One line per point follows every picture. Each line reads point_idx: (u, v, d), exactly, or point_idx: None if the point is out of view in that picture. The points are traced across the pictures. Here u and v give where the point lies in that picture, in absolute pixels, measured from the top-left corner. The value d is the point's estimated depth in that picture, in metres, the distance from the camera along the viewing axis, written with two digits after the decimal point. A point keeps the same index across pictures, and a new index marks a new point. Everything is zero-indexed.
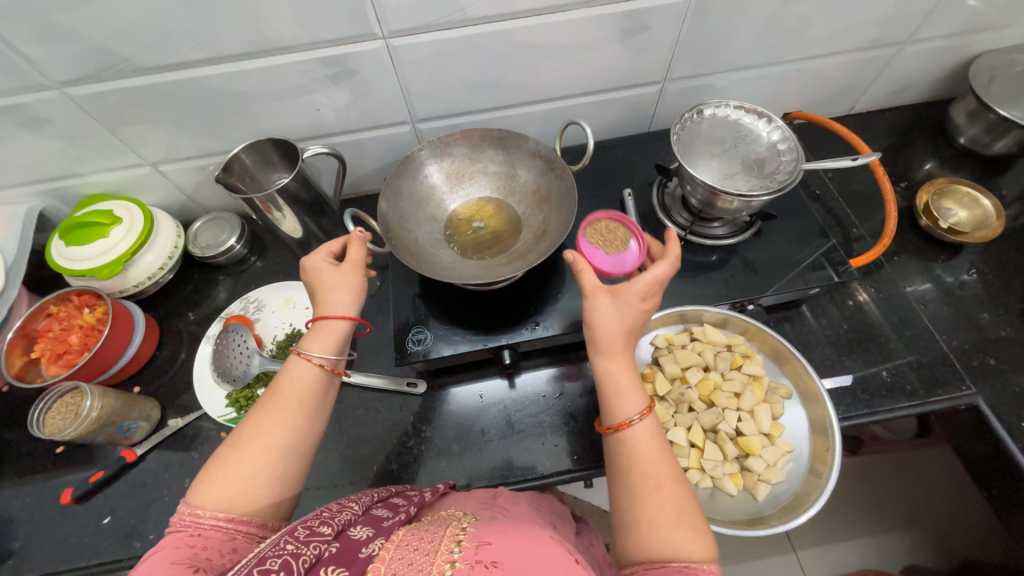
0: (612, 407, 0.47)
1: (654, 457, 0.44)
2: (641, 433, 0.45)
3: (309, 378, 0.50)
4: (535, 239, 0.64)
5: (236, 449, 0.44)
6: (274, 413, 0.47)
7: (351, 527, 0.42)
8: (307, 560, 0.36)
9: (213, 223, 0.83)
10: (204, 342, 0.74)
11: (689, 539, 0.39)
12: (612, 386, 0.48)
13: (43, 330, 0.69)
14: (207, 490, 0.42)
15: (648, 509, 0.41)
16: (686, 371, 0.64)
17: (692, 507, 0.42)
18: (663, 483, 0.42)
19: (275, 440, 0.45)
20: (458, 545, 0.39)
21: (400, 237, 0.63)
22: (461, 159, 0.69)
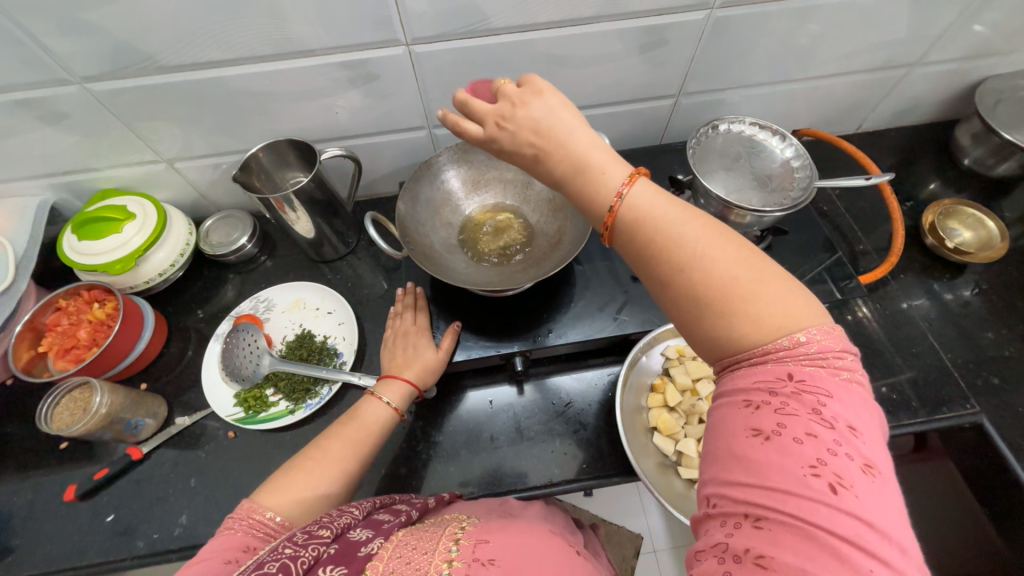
0: (597, 222, 0.40)
1: (672, 235, 0.36)
2: (636, 225, 0.37)
3: (383, 421, 0.57)
4: (550, 248, 0.64)
5: (313, 465, 0.51)
6: (348, 442, 0.54)
7: (351, 530, 0.42)
8: (306, 561, 0.36)
9: (224, 221, 0.83)
10: (213, 341, 0.74)
11: (746, 315, 0.33)
12: (585, 183, 0.39)
13: (51, 324, 0.69)
14: (278, 495, 0.47)
15: (685, 301, 0.35)
16: (697, 382, 0.63)
17: (735, 276, 0.34)
18: (685, 272, 0.35)
19: (346, 464, 0.52)
20: (456, 544, 0.41)
21: (417, 241, 0.63)
22: (479, 166, 0.69)
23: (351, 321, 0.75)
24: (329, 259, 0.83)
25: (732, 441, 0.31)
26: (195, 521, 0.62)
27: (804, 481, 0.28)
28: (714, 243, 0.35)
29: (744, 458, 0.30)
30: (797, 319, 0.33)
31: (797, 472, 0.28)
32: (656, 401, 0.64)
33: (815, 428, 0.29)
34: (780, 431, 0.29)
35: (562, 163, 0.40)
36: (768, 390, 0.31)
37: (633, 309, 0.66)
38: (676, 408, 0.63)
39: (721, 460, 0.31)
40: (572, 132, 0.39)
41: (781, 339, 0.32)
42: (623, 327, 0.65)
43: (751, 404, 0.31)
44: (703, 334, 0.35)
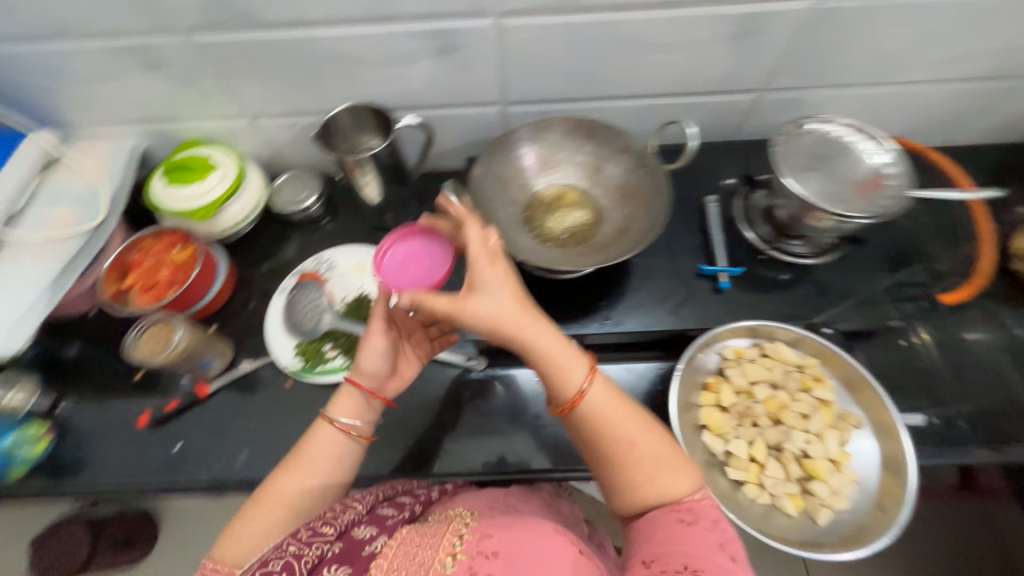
0: (560, 383, 0.49)
1: (617, 422, 0.48)
2: (595, 396, 0.49)
3: (337, 450, 0.55)
4: (616, 235, 0.64)
5: (260, 506, 0.51)
6: (296, 474, 0.53)
7: (355, 527, 0.50)
8: (308, 561, 0.45)
9: (294, 180, 0.86)
10: (278, 293, 0.77)
11: (669, 482, 0.46)
12: (551, 362, 0.49)
13: (135, 262, 0.73)
14: (227, 546, 0.49)
15: (621, 466, 0.47)
16: (754, 385, 0.61)
17: (663, 447, 0.48)
18: (631, 443, 0.48)
19: (293, 502, 0.52)
20: (460, 537, 0.46)
21: (486, 215, 0.63)
22: (551, 145, 0.68)
23: None
24: (389, 227, 0.85)
25: (662, 527, 0.44)
26: (253, 459, 0.66)
27: (717, 555, 0.41)
28: (643, 429, 0.49)
29: (674, 537, 0.43)
30: (696, 484, 0.47)
31: (714, 546, 0.42)
32: (707, 399, 0.61)
33: (714, 523, 0.44)
34: (693, 523, 0.44)
35: (547, 330, 0.50)
36: (683, 510, 0.45)
37: (694, 305, 0.65)
38: (728, 408, 0.61)
39: (657, 537, 0.44)
40: (531, 316, 0.50)
41: (696, 496, 0.46)
42: (681, 322, 0.64)
43: (676, 514, 0.44)
44: (643, 493, 0.47)
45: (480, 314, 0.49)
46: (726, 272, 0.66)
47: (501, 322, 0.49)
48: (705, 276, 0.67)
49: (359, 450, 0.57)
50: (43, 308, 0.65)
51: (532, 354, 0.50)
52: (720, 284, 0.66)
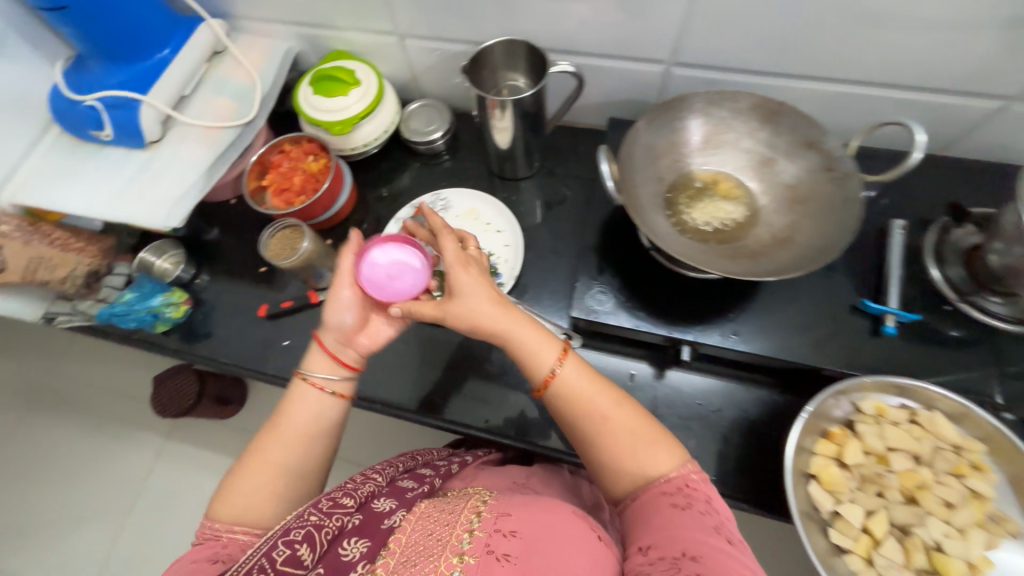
0: (532, 367, 0.52)
1: (586, 399, 0.51)
2: (567, 374, 0.51)
3: (316, 407, 0.54)
4: (772, 243, 0.55)
5: (247, 474, 0.50)
6: (279, 441, 0.52)
7: (374, 500, 0.54)
8: (329, 533, 0.47)
9: (425, 110, 0.84)
10: (393, 223, 0.78)
11: (651, 459, 0.48)
12: (524, 348, 0.52)
13: (275, 163, 0.77)
14: (225, 510, 0.49)
15: (602, 448, 0.49)
16: (891, 452, 0.53)
17: (643, 418, 0.50)
18: (608, 417, 0.50)
19: (284, 464, 0.51)
20: (478, 515, 0.47)
21: (628, 189, 0.56)
22: (719, 123, 0.59)
23: (518, 247, 0.74)
24: (507, 176, 0.81)
25: (657, 513, 0.46)
26: None
27: (711, 536, 0.43)
28: (613, 405, 0.51)
29: (669, 522, 0.45)
30: (681, 455, 0.49)
31: (707, 529, 0.44)
32: (827, 449, 0.54)
33: (707, 508, 0.46)
34: (687, 506, 0.45)
35: (514, 318, 0.52)
36: (674, 487, 0.47)
37: (841, 344, 0.56)
38: (850, 467, 0.53)
39: (654, 522, 0.45)
40: (503, 309, 0.52)
41: (684, 471, 0.48)
42: (819, 359, 0.56)
43: (661, 497, 0.46)
44: (622, 468, 0.49)
45: (463, 313, 0.52)
46: (897, 316, 0.55)
47: (478, 317, 0.52)
48: (866, 314, 0.56)
49: (341, 408, 0.55)
50: (196, 193, 0.69)
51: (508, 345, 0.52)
52: (886, 329, 0.55)
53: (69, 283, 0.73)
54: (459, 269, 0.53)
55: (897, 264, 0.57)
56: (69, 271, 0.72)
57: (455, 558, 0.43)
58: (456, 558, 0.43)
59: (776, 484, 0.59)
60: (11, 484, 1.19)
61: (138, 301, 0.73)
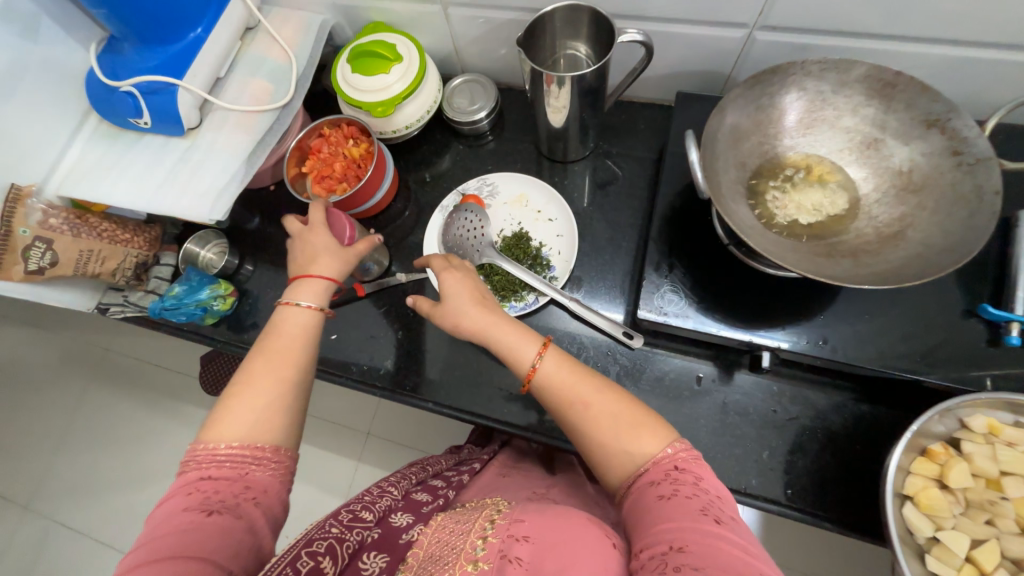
0: (512, 363, 0.50)
1: (567, 390, 0.47)
2: (546, 366, 0.48)
3: (307, 327, 0.49)
4: (878, 240, 0.48)
5: (245, 389, 0.44)
6: (274, 354, 0.46)
7: (392, 515, 0.50)
8: (350, 546, 0.44)
9: (469, 86, 0.78)
10: (438, 211, 0.74)
11: (637, 440, 0.42)
12: (502, 347, 0.51)
13: (314, 148, 0.73)
14: (214, 428, 0.41)
15: (586, 437, 0.45)
16: (1005, 476, 0.48)
17: (628, 401, 0.45)
18: (590, 404, 0.45)
19: (285, 374, 0.45)
20: (492, 523, 0.44)
21: (711, 177, 0.49)
22: (814, 100, 0.51)
23: (571, 237, 0.69)
24: (557, 158, 0.75)
25: (645, 507, 0.39)
26: (396, 368, 0.69)
27: (699, 521, 0.36)
28: (595, 391, 0.46)
29: (656, 517, 0.38)
30: (671, 433, 0.43)
31: (696, 514, 0.37)
32: (927, 469, 0.49)
33: (698, 491, 0.39)
34: (675, 493, 0.38)
35: (493, 318, 0.52)
36: (663, 473, 0.40)
37: (946, 355, 0.50)
38: (954, 489, 0.48)
39: (642, 521, 0.38)
40: (485, 309, 0.52)
41: (673, 450, 0.42)
42: (922, 370, 0.50)
43: (649, 488, 0.40)
44: (608, 455, 0.43)
45: (451, 313, 0.53)
46: (1023, 324, 0.48)
47: (456, 318, 0.53)
48: (982, 320, 0.50)
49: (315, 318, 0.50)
50: (238, 182, 0.67)
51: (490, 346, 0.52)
52: (1008, 339, 0.49)
53: (119, 274, 0.73)
54: (444, 274, 0.55)
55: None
56: (117, 262, 0.71)
57: (470, 564, 0.40)
58: (470, 564, 0.40)
59: (861, 500, 0.54)
60: (76, 454, 1.26)
61: (187, 295, 0.70)
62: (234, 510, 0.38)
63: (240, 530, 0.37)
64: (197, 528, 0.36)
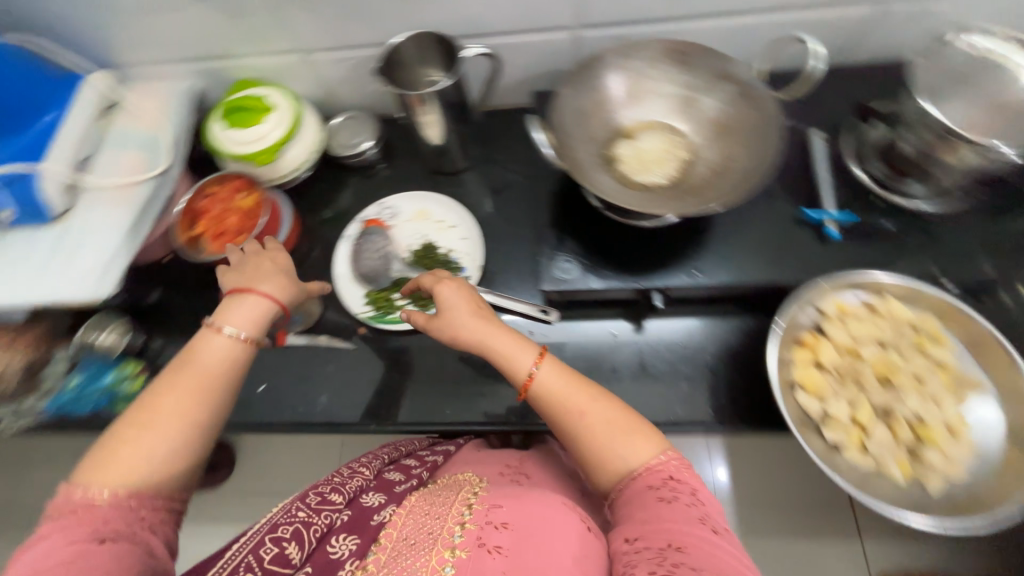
0: (510, 371, 0.51)
1: (567, 399, 0.49)
2: (544, 373, 0.50)
3: (227, 355, 0.49)
4: (712, 177, 0.58)
5: (143, 428, 0.44)
6: (190, 392, 0.46)
7: (362, 495, 0.54)
8: (316, 529, 0.48)
9: (350, 123, 0.82)
10: (341, 242, 0.76)
11: (633, 450, 0.47)
12: (498, 355, 0.52)
13: (204, 209, 0.72)
14: (106, 472, 0.42)
15: (583, 443, 0.48)
16: (859, 344, 0.56)
17: (624, 413, 0.49)
18: (590, 412, 0.49)
19: (188, 414, 0.46)
20: (470, 507, 0.47)
21: (566, 155, 0.57)
22: (636, 75, 0.61)
23: (475, 238, 0.73)
24: (448, 171, 0.80)
25: (643, 505, 0.44)
26: (333, 403, 0.68)
27: (698, 528, 0.42)
28: (595, 403, 0.49)
29: (656, 517, 0.43)
30: (666, 445, 0.48)
31: (695, 521, 0.43)
32: (804, 357, 0.57)
33: (694, 500, 0.44)
34: (674, 500, 0.44)
35: (485, 330, 0.53)
36: (660, 480, 0.46)
37: (793, 259, 0.59)
38: (827, 366, 0.56)
39: (636, 516, 0.44)
40: (483, 318, 0.54)
41: (662, 457, 0.47)
42: (777, 274, 0.59)
43: (647, 490, 0.45)
44: (609, 458, 0.47)
45: (448, 324, 0.54)
46: (831, 219, 0.60)
47: (451, 334, 0.54)
48: (808, 224, 0.61)
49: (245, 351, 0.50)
50: (125, 254, 0.65)
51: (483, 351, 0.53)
52: (827, 233, 0.59)
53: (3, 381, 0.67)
54: (437, 288, 0.55)
55: (822, 170, 0.63)
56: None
57: (447, 551, 0.42)
58: (448, 551, 0.42)
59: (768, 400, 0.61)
60: None
61: (89, 383, 0.68)
62: (128, 537, 0.41)
63: (140, 552, 0.41)
64: (89, 556, 0.38)
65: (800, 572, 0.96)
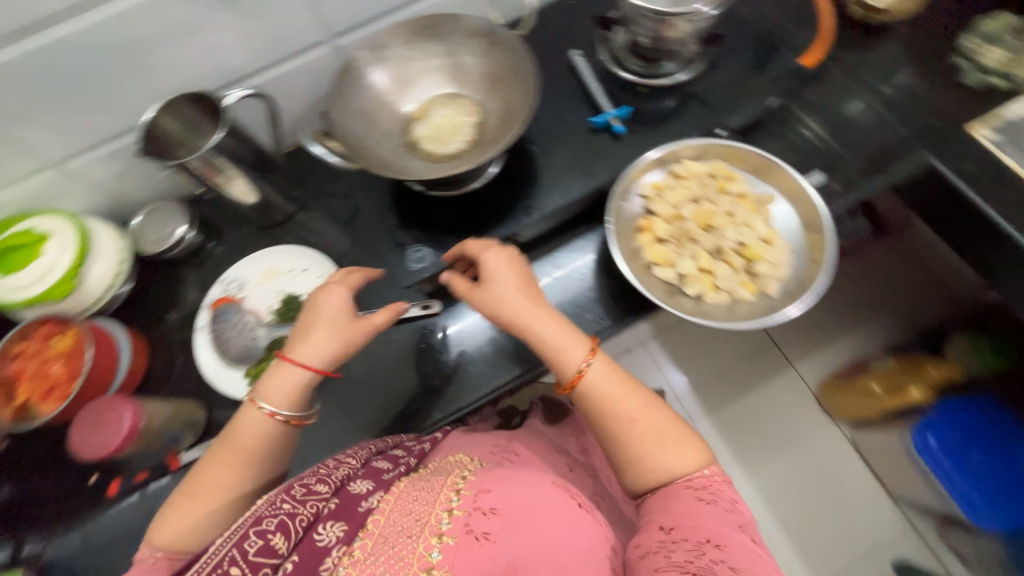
0: (558, 364, 0.52)
1: (613, 407, 0.50)
2: (594, 375, 0.51)
3: (264, 434, 0.50)
4: (501, 120, 0.62)
5: (194, 498, 0.47)
6: (232, 465, 0.49)
7: (351, 482, 0.49)
8: (304, 520, 0.45)
9: (154, 216, 0.75)
10: (197, 333, 0.70)
11: (675, 455, 0.49)
12: (551, 345, 0.53)
13: (17, 372, 0.62)
14: (167, 535, 0.46)
15: (622, 447, 0.50)
16: (679, 208, 0.64)
17: (675, 424, 0.51)
18: (636, 420, 0.50)
19: (234, 486, 0.48)
20: (458, 494, 0.46)
21: (364, 156, 0.58)
22: (397, 62, 0.63)
23: (331, 270, 0.71)
24: (280, 220, 0.76)
25: (681, 501, 0.46)
26: None
27: (737, 533, 0.44)
28: (643, 411, 0.50)
29: (693, 514, 0.45)
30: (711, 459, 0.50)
31: (732, 526, 0.44)
32: (646, 239, 0.63)
33: (731, 507, 0.46)
34: (712, 502, 0.46)
35: (540, 316, 0.53)
36: (700, 485, 0.47)
37: (601, 162, 0.66)
38: (665, 238, 0.63)
39: (673, 510, 0.45)
40: (530, 300, 0.54)
41: (705, 471, 0.48)
42: (595, 180, 0.66)
43: (686, 491, 0.47)
44: (649, 465, 0.49)
45: (491, 299, 0.54)
46: (614, 117, 0.67)
47: (491, 315, 0.55)
48: (599, 130, 0.68)
49: (287, 433, 0.52)
50: None
51: (525, 333, 0.53)
52: (614, 129, 0.67)
53: None
54: (485, 253, 0.56)
55: (593, 83, 0.70)
56: None
57: (434, 538, 0.42)
58: (435, 539, 0.42)
59: None
60: None
61: None
62: None
63: None
64: None
65: (759, 418, 1.25)
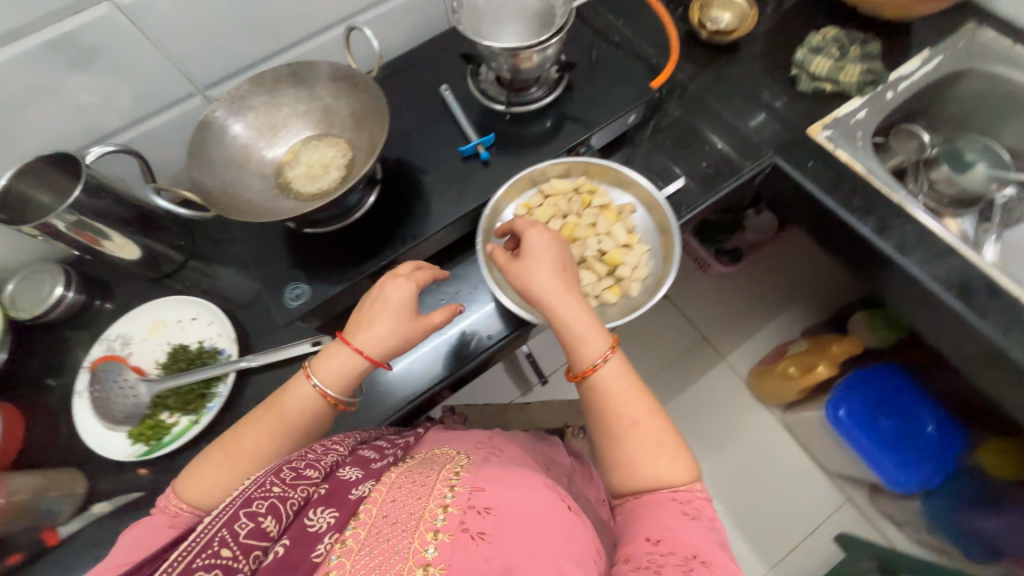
0: (575, 350, 0.52)
1: (619, 408, 0.49)
2: (607, 372, 0.51)
3: (309, 408, 0.52)
4: (367, 155, 0.64)
5: (228, 460, 0.49)
6: (269, 432, 0.50)
7: (341, 468, 0.47)
8: (295, 504, 0.42)
9: (29, 280, 0.73)
10: (76, 399, 0.67)
11: (673, 465, 0.47)
12: (574, 330, 0.52)
13: None
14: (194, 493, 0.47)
15: (623, 448, 0.48)
16: (548, 224, 0.69)
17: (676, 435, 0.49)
18: (636, 426, 0.48)
19: (268, 454, 0.50)
20: (452, 489, 0.43)
21: (228, 204, 0.60)
22: (264, 111, 0.66)
23: (218, 317, 0.70)
24: (170, 270, 0.75)
25: (669, 511, 0.44)
26: None
27: (719, 552, 0.42)
28: (644, 414, 0.49)
29: (681, 528, 0.43)
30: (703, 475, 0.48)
31: (716, 547, 0.43)
32: None
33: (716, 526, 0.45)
34: (698, 518, 0.44)
35: (578, 304, 0.53)
36: (688, 500, 0.45)
37: (474, 186, 0.70)
38: None
39: (665, 521, 0.43)
40: (569, 282, 0.54)
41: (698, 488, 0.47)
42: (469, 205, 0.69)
43: (674, 503, 0.45)
44: (640, 476, 0.47)
45: (524, 275, 0.54)
46: (480, 144, 0.71)
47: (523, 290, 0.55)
48: (471, 158, 0.72)
49: (331, 413, 0.54)
50: None
51: (549, 313, 0.53)
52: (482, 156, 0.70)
53: None
54: (529, 231, 0.56)
55: (463, 115, 0.74)
56: None
57: (431, 534, 0.39)
58: (431, 534, 0.38)
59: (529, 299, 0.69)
60: None
61: None
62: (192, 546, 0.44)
63: None
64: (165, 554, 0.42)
65: (699, 409, 1.29)
